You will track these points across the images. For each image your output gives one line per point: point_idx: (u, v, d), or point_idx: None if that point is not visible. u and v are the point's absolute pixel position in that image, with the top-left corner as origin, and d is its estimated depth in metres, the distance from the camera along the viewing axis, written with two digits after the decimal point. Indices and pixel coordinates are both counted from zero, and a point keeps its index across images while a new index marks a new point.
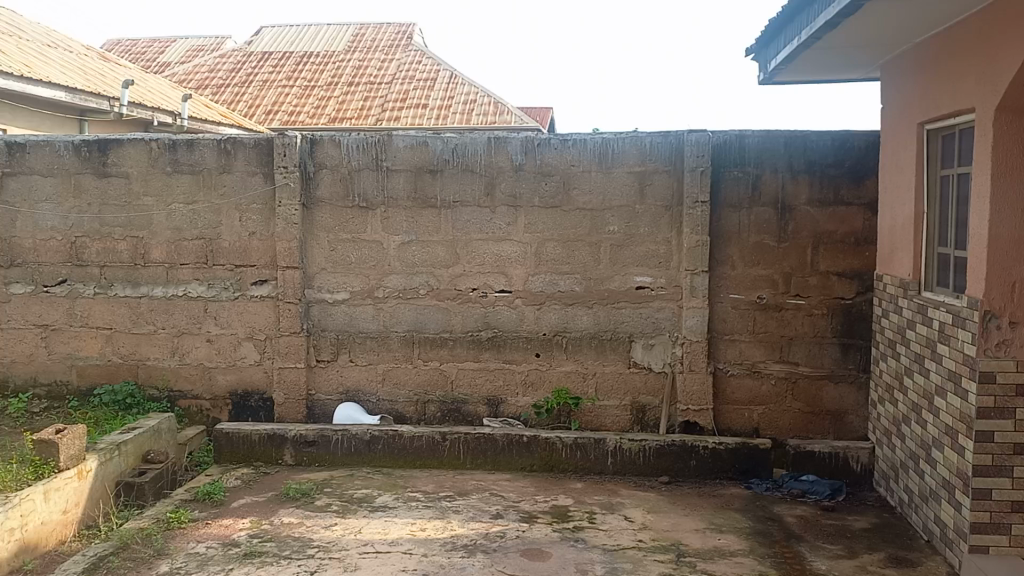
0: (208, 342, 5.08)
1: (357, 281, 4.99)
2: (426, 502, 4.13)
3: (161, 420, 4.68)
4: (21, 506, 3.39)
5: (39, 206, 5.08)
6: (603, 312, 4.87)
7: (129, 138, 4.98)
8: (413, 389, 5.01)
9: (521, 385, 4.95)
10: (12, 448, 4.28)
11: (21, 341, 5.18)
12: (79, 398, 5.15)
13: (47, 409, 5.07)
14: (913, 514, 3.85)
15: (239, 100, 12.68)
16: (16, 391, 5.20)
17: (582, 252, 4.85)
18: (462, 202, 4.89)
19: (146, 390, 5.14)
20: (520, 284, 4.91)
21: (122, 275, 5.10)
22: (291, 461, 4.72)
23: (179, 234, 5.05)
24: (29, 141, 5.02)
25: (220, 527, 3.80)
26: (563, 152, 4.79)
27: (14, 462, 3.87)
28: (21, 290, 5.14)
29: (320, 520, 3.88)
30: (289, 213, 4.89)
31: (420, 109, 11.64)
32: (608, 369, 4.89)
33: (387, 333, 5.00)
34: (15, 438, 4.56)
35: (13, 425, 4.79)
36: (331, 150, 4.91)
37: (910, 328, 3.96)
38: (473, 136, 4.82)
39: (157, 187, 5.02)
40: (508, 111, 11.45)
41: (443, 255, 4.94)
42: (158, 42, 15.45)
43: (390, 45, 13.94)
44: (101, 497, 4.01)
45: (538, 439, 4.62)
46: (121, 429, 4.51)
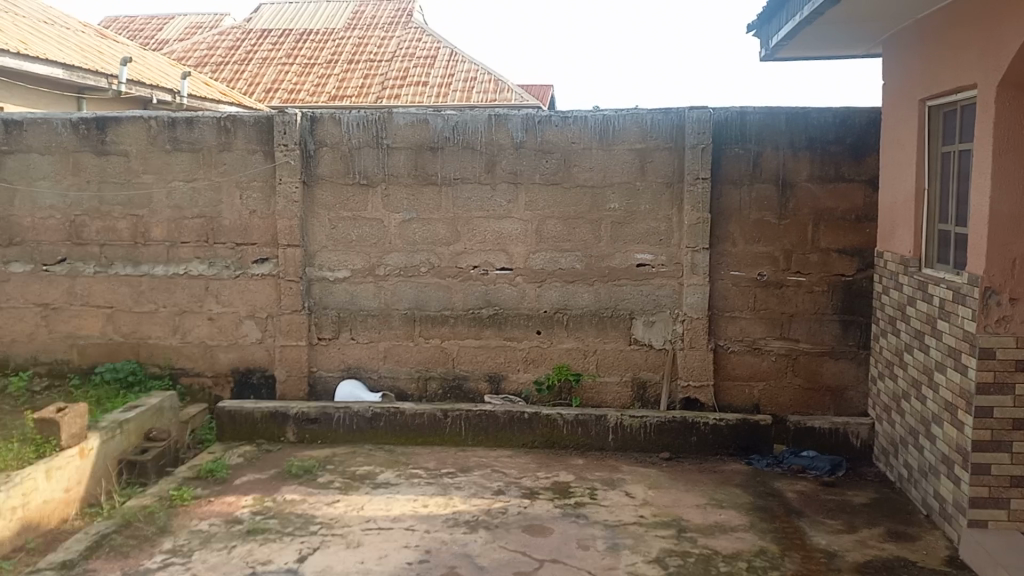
0: (209, 320, 5.08)
1: (358, 259, 4.99)
2: (427, 479, 4.15)
3: (163, 398, 4.69)
4: (23, 484, 3.41)
5: (37, 184, 5.06)
6: (604, 290, 4.87)
7: (128, 116, 4.96)
8: (414, 366, 5.02)
9: (522, 362, 4.96)
10: (14, 428, 4.30)
11: (21, 320, 5.18)
12: (81, 377, 5.16)
13: (49, 388, 5.08)
14: (912, 489, 3.87)
15: (239, 77, 12.60)
16: (17, 370, 5.20)
17: (582, 230, 4.84)
18: (463, 179, 4.87)
19: (148, 368, 5.15)
20: (520, 262, 4.91)
21: (122, 254, 5.09)
22: (293, 438, 4.74)
23: (179, 213, 5.03)
24: (26, 119, 5.00)
25: (224, 505, 3.82)
26: (563, 129, 4.77)
27: (16, 442, 3.89)
28: (21, 269, 5.13)
29: (323, 497, 3.90)
30: (290, 190, 4.87)
31: (421, 87, 11.58)
32: (609, 346, 4.90)
33: (388, 311, 5.00)
34: (18, 416, 4.57)
35: (15, 404, 4.81)
36: (330, 127, 4.89)
37: (910, 304, 3.96)
38: (474, 113, 4.79)
39: (156, 165, 5.01)
40: (508, 88, 11.39)
41: (444, 233, 4.93)
42: (156, 19, 15.34)
43: (389, 22, 13.84)
44: (103, 475, 4.03)
45: (540, 416, 4.63)
46: (123, 407, 4.52)
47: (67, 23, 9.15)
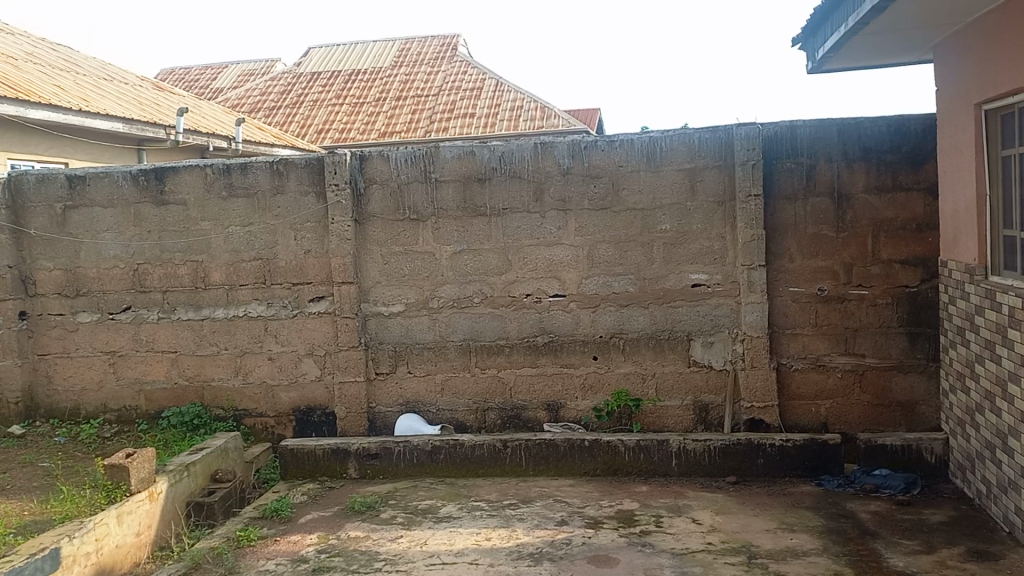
0: (269, 360, 5.17)
1: (412, 293, 5.02)
2: (490, 511, 4.12)
3: (228, 439, 4.77)
4: (96, 530, 3.48)
5: (101, 237, 5.23)
6: (659, 312, 4.81)
7: (185, 165, 5.10)
8: (472, 398, 5.01)
9: (580, 389, 4.92)
10: (86, 475, 4.42)
11: (90, 369, 5.33)
12: (148, 422, 5.28)
13: (118, 434, 5.22)
14: (993, 506, 3.71)
15: (292, 120, 12.91)
16: (88, 417, 5.35)
17: (635, 253, 4.80)
18: (512, 208, 4.88)
19: (212, 411, 5.24)
20: (574, 287, 4.88)
21: (184, 299, 5.22)
22: (355, 474, 4.76)
23: (236, 256, 5.14)
24: (89, 173, 5.18)
25: (289, 544, 3.85)
26: (610, 153, 4.75)
27: (88, 490, 3.99)
28: (88, 318, 5.30)
29: (386, 533, 3.90)
30: (342, 229, 4.95)
31: (468, 119, 11.70)
32: (668, 370, 4.83)
33: (444, 343, 5.02)
34: (89, 463, 4.69)
35: (86, 451, 4.94)
36: (379, 164, 4.95)
37: (978, 314, 3.81)
38: (520, 142, 4.81)
39: (213, 212, 5.13)
40: (554, 115, 11.42)
41: (496, 263, 4.93)
42: (211, 69, 15.84)
43: (435, 57, 14.04)
44: (172, 517, 4.10)
45: (600, 443, 4.57)
46: (189, 450, 4.61)
47: (127, 79, 9.48)
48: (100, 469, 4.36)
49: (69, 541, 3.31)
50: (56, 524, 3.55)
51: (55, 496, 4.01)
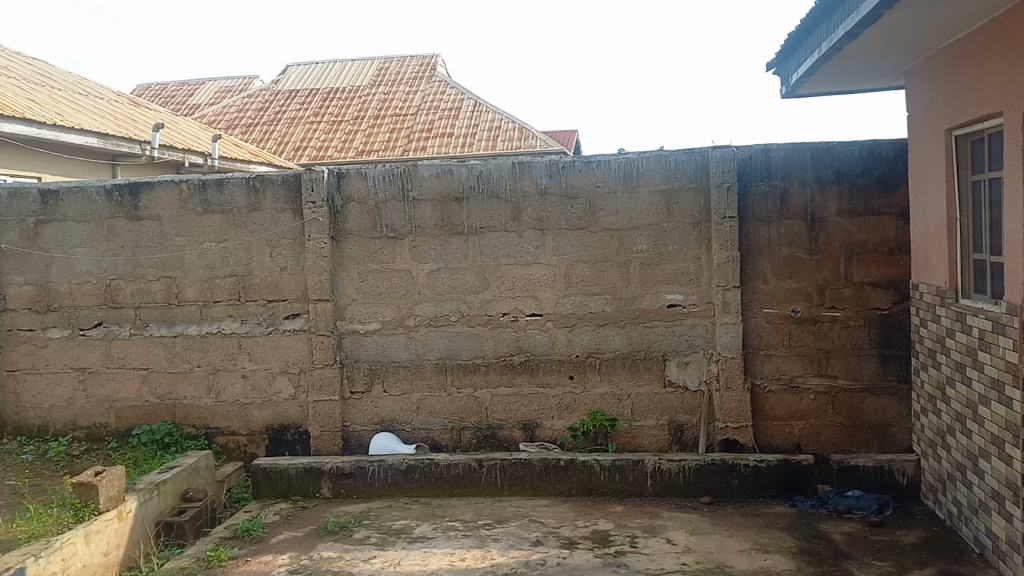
0: (243, 378, 5.12)
1: (388, 311, 5.01)
2: (464, 531, 4.10)
3: (199, 458, 4.71)
4: (63, 549, 3.42)
5: (73, 251, 5.17)
6: (635, 332, 4.83)
7: (160, 181, 5.06)
8: (448, 416, 4.99)
9: (556, 409, 4.91)
10: (54, 493, 4.34)
11: (60, 385, 5.25)
12: (119, 440, 5.21)
13: (86, 452, 5.13)
14: (964, 527, 3.74)
15: (269, 138, 12.88)
16: (56, 435, 5.27)
17: (611, 273, 4.82)
18: (489, 227, 4.89)
19: (184, 429, 5.18)
20: (550, 307, 4.89)
21: (157, 315, 5.16)
22: (328, 493, 4.71)
23: (211, 273, 5.10)
24: (62, 188, 5.12)
25: (260, 564, 3.80)
26: (588, 173, 4.78)
27: (56, 509, 3.92)
28: (58, 334, 5.22)
29: (359, 554, 3.86)
30: (319, 246, 4.94)
31: (446, 138, 11.73)
32: (643, 390, 4.84)
33: (420, 361, 5.00)
34: (57, 481, 4.61)
35: (54, 469, 4.85)
36: (357, 182, 4.94)
37: (949, 336, 3.87)
38: (498, 162, 4.83)
39: (188, 228, 5.09)
40: (532, 135, 11.50)
41: (473, 281, 4.93)
42: (187, 85, 15.78)
43: (413, 77, 14.08)
44: (141, 537, 4.03)
45: (576, 463, 4.56)
46: (160, 468, 4.54)
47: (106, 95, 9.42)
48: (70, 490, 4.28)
49: (34, 561, 3.25)
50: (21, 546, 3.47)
51: (21, 516, 3.94)
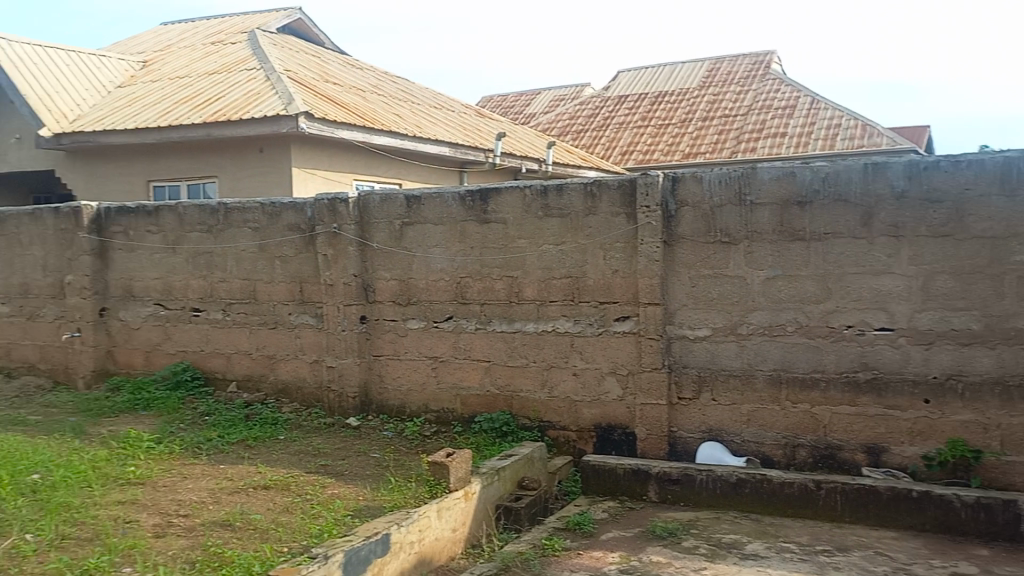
0: (574, 375, 5.30)
1: (719, 317, 4.89)
2: (801, 555, 3.87)
3: (536, 449, 4.95)
4: (420, 521, 3.77)
5: (431, 251, 5.70)
6: (1009, 354, 4.25)
7: (507, 186, 5.41)
8: (782, 431, 4.76)
9: (907, 434, 4.47)
10: (413, 469, 4.82)
11: (415, 371, 5.81)
12: (463, 426, 5.64)
13: (437, 434, 5.64)
14: None
15: (598, 143, 13.29)
16: (411, 416, 5.85)
17: (981, 286, 4.29)
18: (834, 233, 4.58)
19: (519, 420, 5.50)
20: (904, 321, 4.46)
21: (499, 311, 5.52)
22: (655, 498, 4.71)
23: (549, 273, 5.35)
24: (424, 194, 5.67)
25: (592, 559, 3.89)
26: (955, 174, 4.30)
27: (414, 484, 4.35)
28: (417, 325, 5.79)
29: (690, 563, 3.80)
30: (652, 250, 4.95)
31: (779, 138, 11.25)
32: (1018, 421, 4.24)
33: (752, 371, 4.82)
34: (415, 459, 5.11)
35: (411, 447, 5.39)
36: (692, 186, 4.89)
37: None
38: (848, 162, 4.51)
39: (529, 230, 5.38)
40: (878, 133, 10.64)
41: (813, 291, 4.65)
42: (524, 95, 16.80)
43: (746, 77, 13.70)
44: (484, 518, 4.33)
45: (931, 496, 4.12)
46: (501, 456, 4.85)
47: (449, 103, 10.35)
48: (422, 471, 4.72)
49: (397, 529, 3.62)
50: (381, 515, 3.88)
51: (387, 486, 4.43)
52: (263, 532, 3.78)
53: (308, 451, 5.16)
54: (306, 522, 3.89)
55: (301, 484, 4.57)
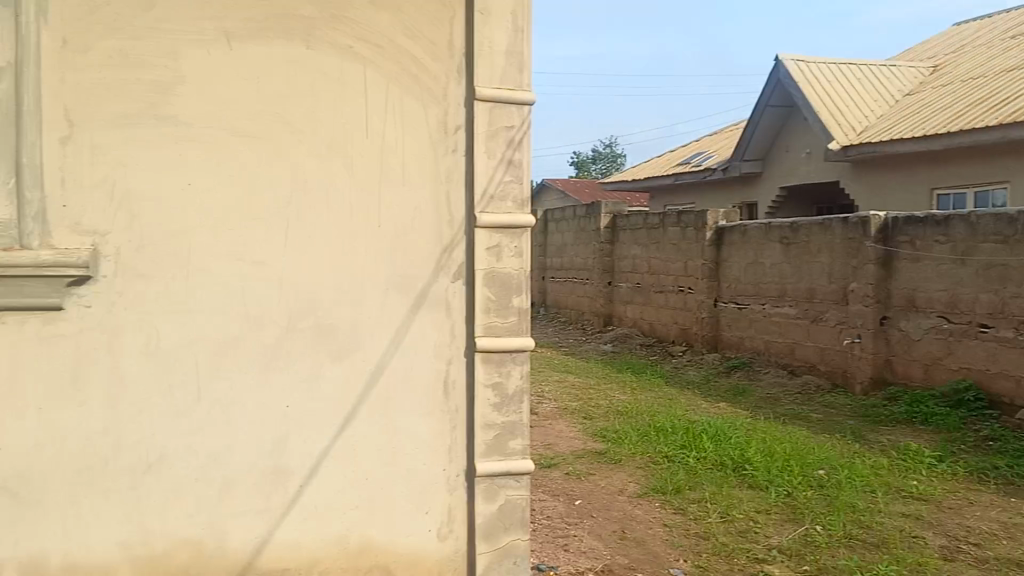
0: None
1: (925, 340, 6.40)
2: None
3: (773, 406, 6.47)
4: (733, 434, 5.33)
5: None
6: None
7: None
8: None
9: None
10: (677, 405, 6.50)
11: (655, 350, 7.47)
12: (718, 388, 7.23)
13: (673, 389, 7.28)
14: None
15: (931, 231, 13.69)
16: (650, 381, 7.50)
17: None
18: None
19: (745, 391, 7.07)
20: None
21: None
22: None
23: None
24: None
25: None
26: None
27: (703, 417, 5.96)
28: None
29: None
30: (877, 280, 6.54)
31: None
32: None
33: None
34: (664, 399, 6.82)
35: (658, 393, 7.07)
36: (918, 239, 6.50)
37: None
38: None
39: None
40: None
41: None
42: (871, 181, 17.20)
43: None
44: None
45: None
46: (749, 409, 6.41)
47: (739, 147, 11.88)
48: (739, 412, 6.27)
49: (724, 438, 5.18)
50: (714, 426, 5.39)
51: (674, 411, 6.13)
52: (566, 439, 5.62)
53: (578, 395, 7.00)
54: (654, 430, 5.47)
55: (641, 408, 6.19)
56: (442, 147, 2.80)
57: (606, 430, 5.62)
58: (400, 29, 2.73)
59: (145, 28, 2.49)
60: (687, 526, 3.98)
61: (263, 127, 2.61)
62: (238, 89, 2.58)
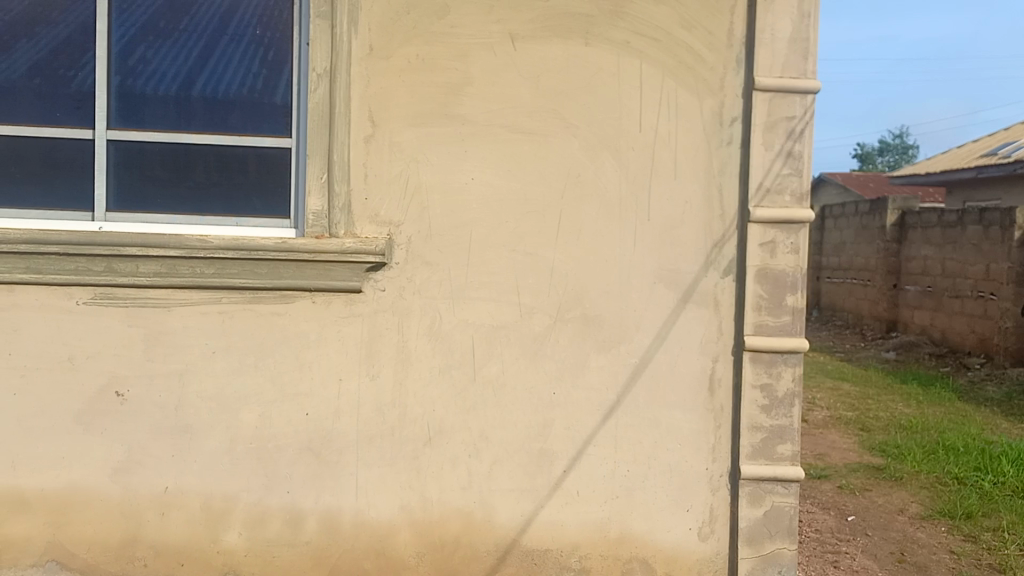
0: None
1: None
2: None
3: None
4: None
5: None
6: None
7: None
8: None
9: None
10: (977, 422, 5.83)
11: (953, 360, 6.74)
12: (1023, 407, 6.41)
13: (971, 404, 6.54)
14: None
15: None
16: (945, 394, 6.79)
17: None
18: None
19: None
20: None
21: None
22: None
23: None
24: None
25: None
26: None
27: (1010, 438, 5.28)
28: None
29: None
30: None
31: None
32: None
33: None
34: (961, 415, 6.15)
35: (956, 408, 6.38)
36: None
37: None
38: None
39: None
40: None
41: None
42: None
43: None
44: None
45: None
46: None
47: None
48: None
49: None
50: (1017, 449, 4.78)
51: (973, 429, 5.50)
52: (845, 449, 5.26)
53: (858, 404, 6.53)
54: (941, 448, 4.97)
55: (928, 423, 5.65)
56: (716, 140, 2.74)
57: (885, 444, 5.19)
58: (678, 21, 2.70)
59: (440, 33, 2.68)
60: (980, 556, 3.58)
61: (541, 123, 2.71)
62: (520, 86, 2.70)
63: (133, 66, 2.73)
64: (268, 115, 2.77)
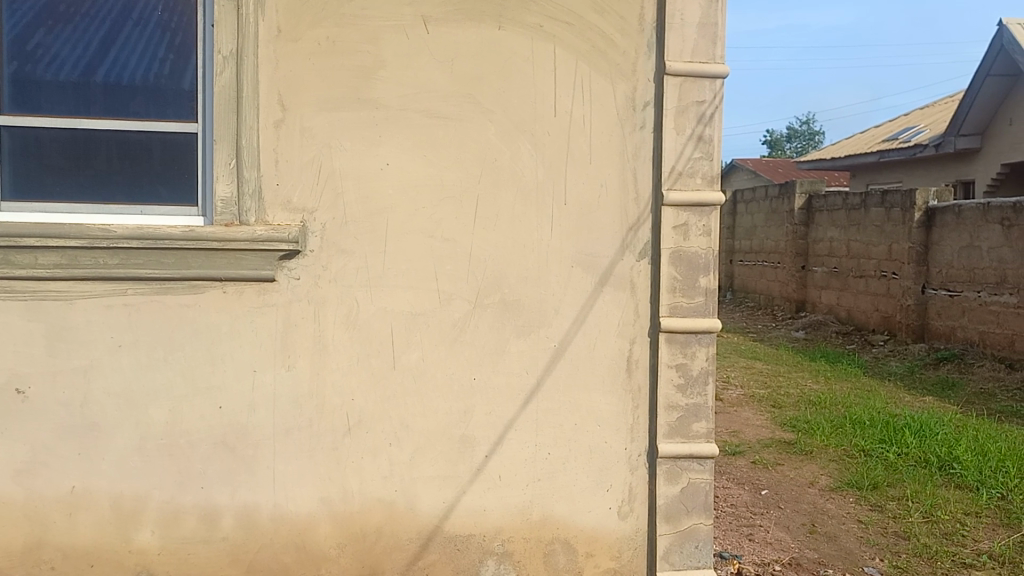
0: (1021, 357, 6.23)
1: None
2: None
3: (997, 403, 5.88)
4: (947, 430, 4.90)
5: None
6: None
7: None
8: None
9: None
10: (882, 396, 6.09)
11: None
12: (923, 381, 6.72)
13: (876, 379, 6.83)
14: None
15: None
16: (851, 371, 7.08)
17: None
18: None
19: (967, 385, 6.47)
20: None
21: None
22: None
23: None
24: None
25: None
26: None
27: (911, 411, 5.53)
28: None
29: None
30: None
31: None
32: None
33: None
34: (867, 390, 6.41)
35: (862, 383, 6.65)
36: None
37: None
38: None
39: None
40: None
41: None
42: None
43: None
44: None
45: None
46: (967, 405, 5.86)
47: (954, 119, 10.95)
48: (947, 408, 5.80)
49: (936, 434, 4.78)
50: (917, 421, 5.02)
51: (877, 403, 5.74)
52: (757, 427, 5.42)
53: (772, 383, 6.73)
54: (848, 422, 5.18)
55: (835, 399, 5.86)
56: (629, 125, 2.77)
57: (796, 420, 5.37)
58: (590, 6, 2.72)
59: (350, 15, 2.63)
60: (886, 524, 3.74)
61: (456, 107, 2.69)
62: (433, 70, 2.68)
63: (31, 51, 2.60)
64: (172, 101, 2.67)
